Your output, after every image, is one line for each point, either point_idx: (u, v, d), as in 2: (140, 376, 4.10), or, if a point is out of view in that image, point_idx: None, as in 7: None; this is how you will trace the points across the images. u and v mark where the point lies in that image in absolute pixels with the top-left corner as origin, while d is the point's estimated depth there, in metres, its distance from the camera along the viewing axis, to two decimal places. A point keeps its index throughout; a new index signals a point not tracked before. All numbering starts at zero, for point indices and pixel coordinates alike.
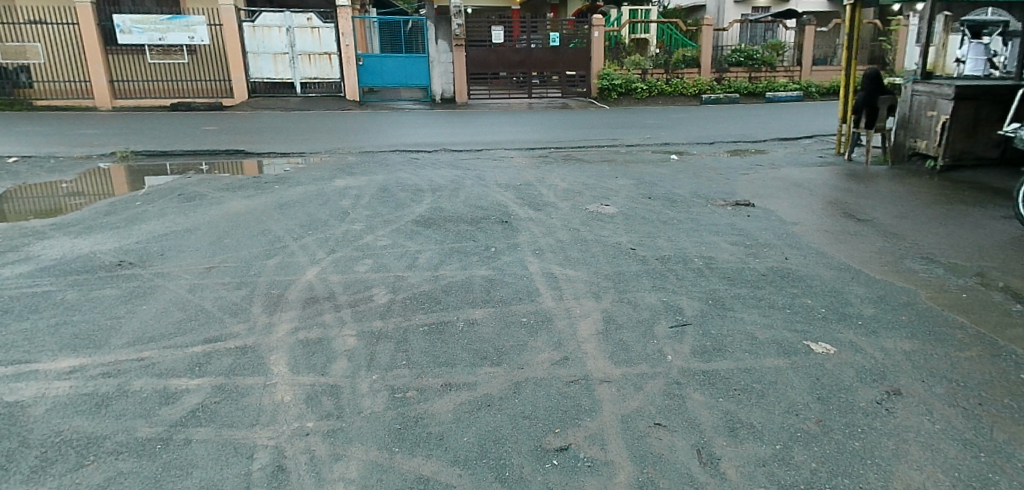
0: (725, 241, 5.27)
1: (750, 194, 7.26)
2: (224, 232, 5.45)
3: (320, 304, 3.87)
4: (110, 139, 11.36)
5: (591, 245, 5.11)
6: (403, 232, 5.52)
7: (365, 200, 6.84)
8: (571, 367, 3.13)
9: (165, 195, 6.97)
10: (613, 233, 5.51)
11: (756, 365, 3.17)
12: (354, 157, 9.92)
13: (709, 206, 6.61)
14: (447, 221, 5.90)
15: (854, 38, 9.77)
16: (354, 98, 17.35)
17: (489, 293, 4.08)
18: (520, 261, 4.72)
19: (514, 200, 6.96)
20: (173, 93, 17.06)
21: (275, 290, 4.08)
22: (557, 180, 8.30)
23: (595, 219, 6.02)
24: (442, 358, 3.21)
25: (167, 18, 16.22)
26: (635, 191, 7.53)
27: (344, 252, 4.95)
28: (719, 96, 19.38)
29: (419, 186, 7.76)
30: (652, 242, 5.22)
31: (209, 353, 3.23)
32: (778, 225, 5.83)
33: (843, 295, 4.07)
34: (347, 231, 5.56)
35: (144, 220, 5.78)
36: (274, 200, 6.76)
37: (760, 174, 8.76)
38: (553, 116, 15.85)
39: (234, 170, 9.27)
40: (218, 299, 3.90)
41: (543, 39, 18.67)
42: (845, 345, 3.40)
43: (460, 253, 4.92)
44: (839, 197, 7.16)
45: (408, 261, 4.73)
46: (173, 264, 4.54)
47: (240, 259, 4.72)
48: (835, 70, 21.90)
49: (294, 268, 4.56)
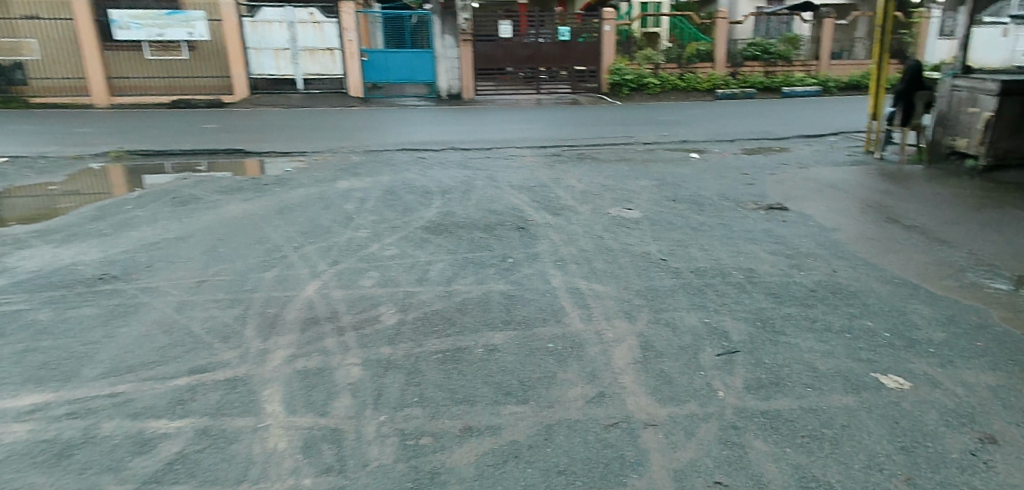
0: (762, 252, 4.84)
1: (781, 197, 6.82)
2: (219, 241, 5.06)
3: (321, 325, 3.48)
4: (106, 138, 11.03)
5: (618, 256, 4.69)
6: (413, 241, 5.11)
7: (371, 204, 6.44)
8: (609, 405, 2.71)
9: (156, 198, 6.59)
10: (640, 240, 5.09)
11: (824, 405, 2.75)
12: (359, 156, 9.53)
13: (739, 210, 6.19)
14: (461, 227, 5.50)
15: (887, 30, 9.29)
16: (359, 95, 16.96)
17: (509, 312, 3.67)
18: (542, 274, 4.30)
19: (529, 203, 6.54)
20: (172, 90, 16.70)
21: (270, 310, 3.68)
22: (574, 181, 7.89)
23: (618, 225, 5.61)
24: (461, 393, 2.79)
25: (165, 13, 15.99)
26: (658, 193, 7.09)
27: (349, 263, 4.55)
28: (735, 91, 18.78)
29: (428, 188, 7.35)
30: (684, 252, 4.80)
31: (193, 387, 2.82)
32: (816, 231, 5.42)
33: (906, 317, 3.64)
34: (352, 239, 5.16)
35: (133, 227, 5.42)
36: (274, 204, 6.37)
37: (787, 175, 8.30)
38: (564, 113, 15.39)
39: (234, 169, 8.92)
40: (207, 321, 3.50)
41: (552, 33, 18.25)
42: (921, 379, 2.97)
43: (476, 265, 4.51)
44: (877, 200, 6.71)
45: (419, 274, 4.32)
46: (160, 279, 4.16)
47: (234, 272, 4.33)
48: (854, 64, 21.33)
49: (294, 282, 4.16)
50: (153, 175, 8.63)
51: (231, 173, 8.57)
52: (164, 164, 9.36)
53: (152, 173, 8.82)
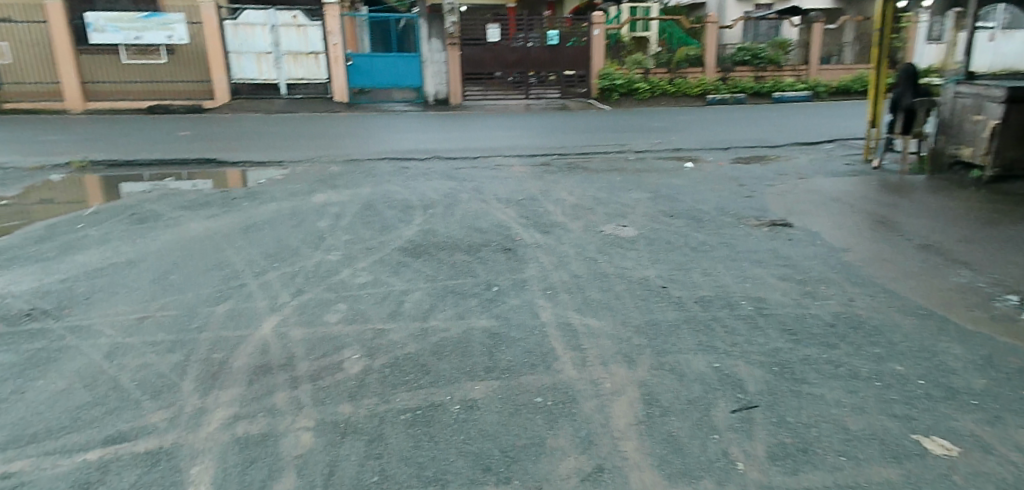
0: (771, 276, 4.42)
1: (784, 211, 6.42)
2: (173, 265, 4.58)
3: (273, 375, 3.00)
4: (72, 147, 10.47)
5: (614, 282, 4.25)
6: (388, 265, 4.64)
7: (346, 221, 5.96)
8: (607, 485, 2.26)
9: (113, 214, 6.08)
10: (637, 263, 4.65)
11: (862, 481, 2.30)
12: (338, 166, 9.05)
13: (741, 227, 5.77)
14: (442, 249, 5.04)
15: (886, 34, 8.87)
16: (342, 100, 16.42)
17: (491, 355, 3.20)
18: (529, 306, 3.85)
19: (517, 219, 6.10)
20: (151, 95, 16.11)
21: (216, 355, 3.20)
22: (564, 194, 7.47)
23: (613, 245, 5.17)
24: (431, 469, 2.32)
25: (143, 16, 15.41)
26: (653, 206, 6.68)
27: (315, 293, 4.07)
28: (726, 96, 18.48)
29: (409, 202, 6.89)
30: (685, 277, 4.37)
31: (107, 464, 2.34)
32: (826, 252, 5.01)
33: (941, 359, 3.20)
34: (320, 263, 4.69)
35: (81, 249, 4.93)
36: (240, 221, 5.89)
37: (788, 186, 7.90)
38: (554, 119, 14.98)
39: (215, 180, 8.48)
40: (142, 371, 3.02)
41: (541, 37, 17.87)
42: (970, 442, 2.53)
43: (456, 294, 4.05)
44: (885, 214, 6.32)
45: (392, 307, 3.85)
46: (97, 314, 3.68)
47: (184, 305, 3.85)
48: (844, 68, 21.11)
49: (249, 318, 3.68)
50: (128, 185, 8.22)
51: (210, 185, 8.12)
52: (142, 173, 8.95)
53: (125, 183, 8.39)
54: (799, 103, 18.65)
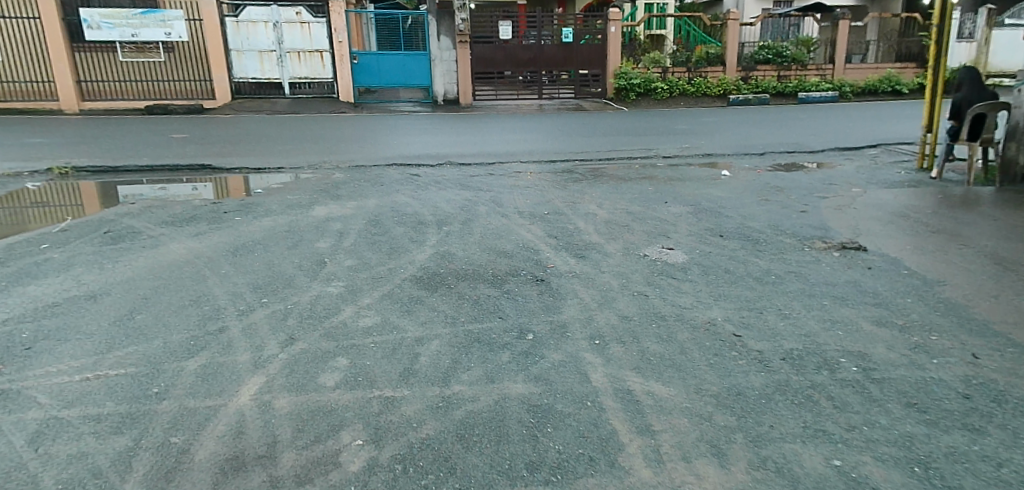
0: (864, 321, 3.64)
1: (849, 231, 5.63)
2: (142, 302, 3.86)
3: (246, 475, 2.26)
4: (58, 150, 9.81)
5: (675, 328, 3.49)
6: (398, 302, 3.89)
7: (350, 241, 5.23)
8: None
9: (84, 233, 5.40)
10: (697, 302, 3.87)
11: None
12: (343, 173, 8.34)
13: (805, 251, 5.00)
14: (462, 279, 4.30)
15: (945, 31, 8.08)
16: (349, 100, 15.83)
17: (538, 444, 2.43)
18: (577, 363, 3.08)
19: (545, 239, 5.35)
20: (148, 94, 15.36)
21: (176, 438, 2.46)
22: (593, 207, 6.71)
23: (661, 275, 4.40)
24: None
25: (140, 12, 14.82)
26: (697, 223, 5.90)
27: (310, 342, 3.32)
28: (748, 97, 17.64)
29: (420, 216, 6.14)
30: (759, 321, 3.60)
31: None
32: (918, 286, 4.22)
33: None
34: (318, 299, 3.95)
35: (39, 280, 4.24)
36: (229, 241, 5.17)
37: (842, 199, 7.10)
38: (568, 120, 14.26)
39: (219, 187, 7.70)
40: (74, 467, 2.29)
41: (554, 35, 17.06)
42: None
43: (483, 345, 3.29)
44: (965, 235, 5.52)
45: (405, 363, 3.09)
46: (35, 373, 2.96)
47: (148, 357, 3.12)
48: (872, 68, 20.09)
49: (223, 377, 2.94)
50: (130, 191, 7.58)
51: (216, 194, 7.32)
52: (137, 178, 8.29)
53: (126, 188, 7.76)
54: (825, 104, 17.78)
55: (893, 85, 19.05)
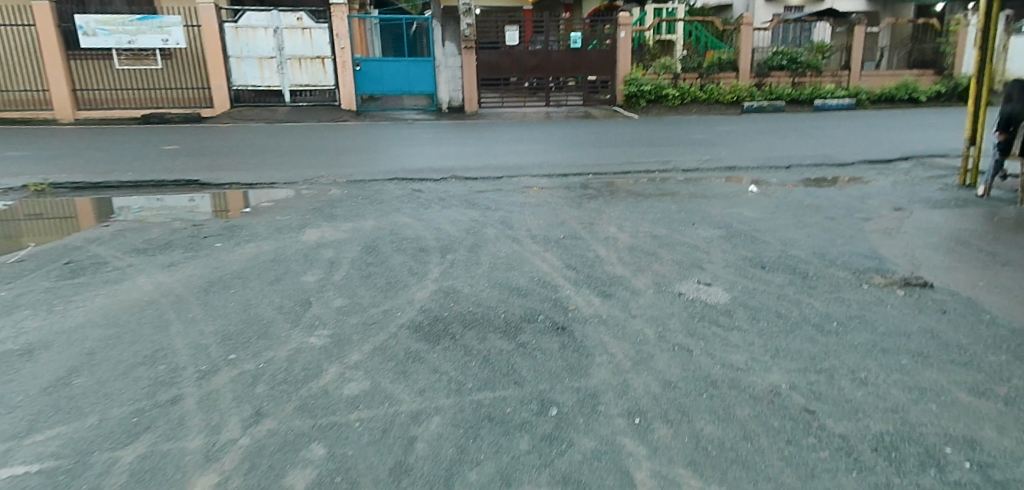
0: (960, 389, 2.96)
1: (906, 261, 4.96)
2: (87, 358, 3.23)
3: None
4: (39, 164, 9.21)
5: (733, 401, 2.81)
6: (393, 358, 3.24)
7: (341, 273, 4.58)
8: None
9: (44, 264, 4.78)
10: (752, 361, 3.21)
11: None
12: (340, 189, 7.73)
13: (864, 288, 4.33)
14: (469, 326, 3.65)
15: (991, 36, 7.36)
16: (352, 108, 15.21)
17: None
18: (613, 456, 2.42)
19: (563, 271, 4.71)
20: (144, 103, 14.98)
21: None
22: (613, 229, 6.06)
23: (702, 321, 3.75)
24: None
25: (137, 18, 14.19)
26: (733, 251, 5.25)
27: (280, 419, 2.67)
28: (762, 104, 16.96)
29: (422, 241, 5.51)
30: (833, 389, 2.93)
31: None
32: (1012, 339, 3.53)
33: None
34: (298, 352, 3.31)
35: None
36: (204, 274, 4.55)
37: (887, 220, 6.43)
38: (577, 129, 13.62)
39: (218, 201, 7.15)
40: None
41: (561, 40, 16.48)
42: None
43: (495, 424, 2.64)
44: None
45: (398, 453, 2.44)
46: None
47: (75, 444, 2.50)
48: (888, 74, 19.38)
49: (162, 477, 2.31)
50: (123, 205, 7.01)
51: (216, 208, 6.75)
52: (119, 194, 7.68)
53: (117, 201, 7.18)
54: (843, 112, 17.10)
55: (911, 92, 18.33)
